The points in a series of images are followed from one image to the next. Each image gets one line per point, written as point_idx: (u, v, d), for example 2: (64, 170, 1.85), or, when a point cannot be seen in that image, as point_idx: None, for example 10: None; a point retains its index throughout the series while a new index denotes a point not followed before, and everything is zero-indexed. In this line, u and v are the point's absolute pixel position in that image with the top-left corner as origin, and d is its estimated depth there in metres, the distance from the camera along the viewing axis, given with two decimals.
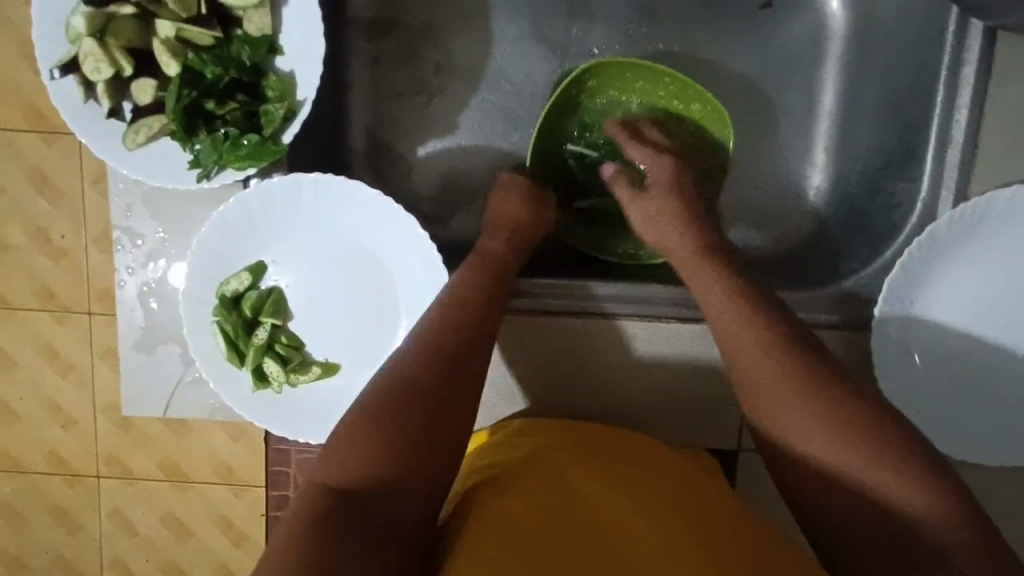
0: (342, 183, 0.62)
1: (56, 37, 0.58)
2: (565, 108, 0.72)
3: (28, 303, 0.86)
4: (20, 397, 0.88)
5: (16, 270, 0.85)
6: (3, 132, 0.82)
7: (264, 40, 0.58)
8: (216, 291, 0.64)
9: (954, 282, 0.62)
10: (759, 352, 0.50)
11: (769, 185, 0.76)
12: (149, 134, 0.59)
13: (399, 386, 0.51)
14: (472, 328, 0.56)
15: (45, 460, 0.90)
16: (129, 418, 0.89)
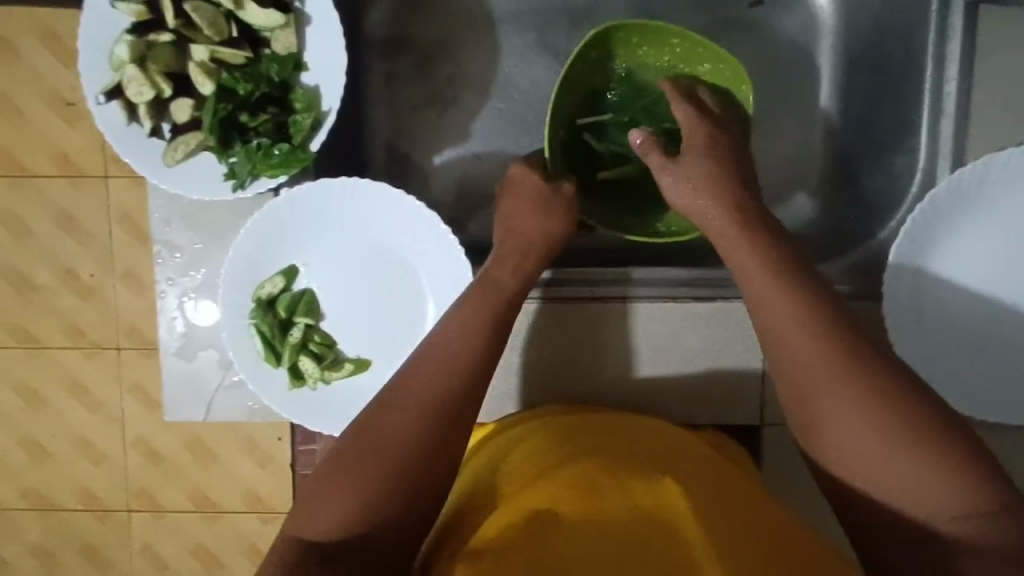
0: (367, 185, 0.66)
1: (100, 66, 0.63)
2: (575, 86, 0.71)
3: (57, 340, 0.91)
4: (52, 436, 0.93)
5: (43, 309, 0.91)
6: (35, 178, 0.89)
7: (290, 57, 0.63)
8: (252, 295, 0.67)
9: (964, 242, 0.64)
10: (800, 326, 0.50)
11: (798, 158, 0.77)
12: (187, 150, 0.63)
13: (389, 419, 0.51)
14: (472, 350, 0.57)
15: (77, 497, 0.94)
16: (157, 452, 0.92)
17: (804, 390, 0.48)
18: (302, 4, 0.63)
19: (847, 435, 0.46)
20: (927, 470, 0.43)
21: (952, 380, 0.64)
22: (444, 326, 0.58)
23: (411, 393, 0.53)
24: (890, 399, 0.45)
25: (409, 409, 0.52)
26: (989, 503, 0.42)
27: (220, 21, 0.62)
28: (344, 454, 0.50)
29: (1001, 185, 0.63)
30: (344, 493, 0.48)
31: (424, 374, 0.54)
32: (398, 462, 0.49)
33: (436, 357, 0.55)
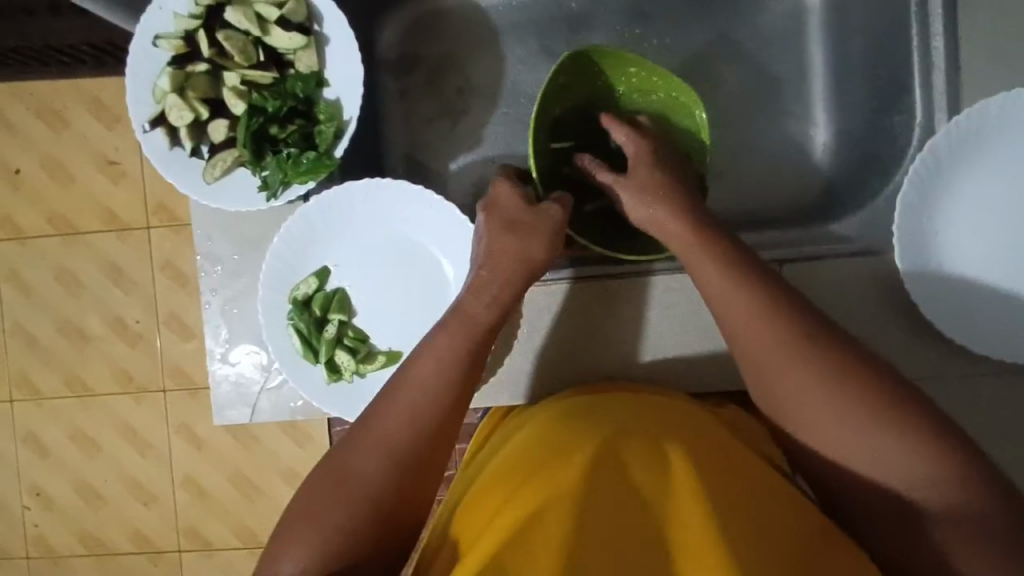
0: (389, 184, 0.72)
1: (144, 98, 0.70)
2: (547, 113, 0.73)
3: (114, 388, 1.30)
4: (108, 481, 1.32)
5: (107, 368, 1.30)
6: (105, 250, 1.28)
7: (313, 75, 0.69)
8: (289, 296, 0.72)
9: (967, 192, 0.66)
10: (757, 320, 0.54)
11: (784, 147, 0.84)
12: (225, 166, 0.69)
13: (359, 456, 0.53)
14: (443, 379, 0.56)
15: (132, 538, 1.33)
16: (204, 494, 1.30)
17: (776, 385, 0.53)
18: (321, 27, 0.70)
19: (836, 398, 0.50)
20: (895, 446, 0.48)
21: (979, 328, 0.63)
22: (414, 364, 0.57)
23: (379, 435, 0.54)
24: (856, 386, 0.50)
25: (378, 451, 0.53)
26: (961, 467, 0.47)
27: (249, 47, 0.70)
28: (317, 486, 0.52)
29: (998, 134, 0.64)
30: (318, 522, 0.50)
31: (394, 415, 0.55)
32: (370, 505, 0.51)
33: (404, 398, 0.55)
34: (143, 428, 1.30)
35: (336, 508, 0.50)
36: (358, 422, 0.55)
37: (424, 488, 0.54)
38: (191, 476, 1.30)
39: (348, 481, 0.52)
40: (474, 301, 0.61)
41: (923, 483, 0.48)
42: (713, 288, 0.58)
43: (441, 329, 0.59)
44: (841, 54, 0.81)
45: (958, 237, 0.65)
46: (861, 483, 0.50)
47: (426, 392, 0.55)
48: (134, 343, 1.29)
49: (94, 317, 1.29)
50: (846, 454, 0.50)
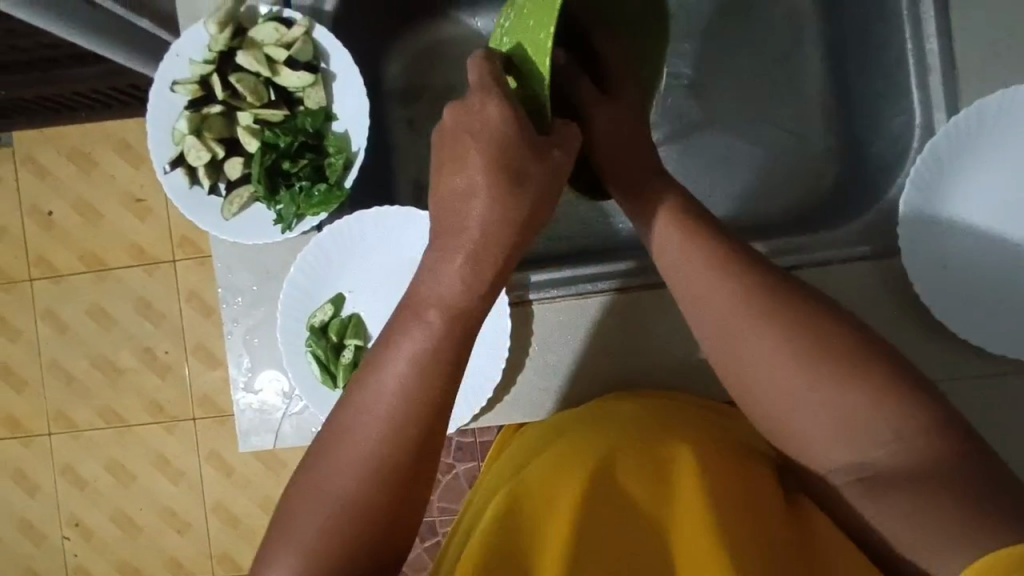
0: (397, 210, 0.74)
1: (164, 141, 0.73)
2: (533, 22, 0.54)
3: (147, 419, 1.34)
4: (143, 511, 1.35)
5: (140, 399, 1.34)
6: (132, 284, 1.33)
7: (321, 111, 0.72)
8: (307, 323, 0.74)
9: (968, 184, 0.65)
10: (719, 281, 0.52)
11: (784, 155, 0.85)
12: (242, 202, 0.72)
13: (342, 456, 0.47)
14: (429, 373, 0.48)
15: (167, 564, 1.35)
16: (234, 519, 1.33)
17: (737, 351, 0.50)
18: (328, 65, 0.73)
19: (800, 353, 0.48)
20: (862, 404, 0.46)
21: (988, 324, 0.63)
22: (386, 364, 0.49)
23: (360, 447, 0.47)
24: (821, 342, 0.48)
25: (359, 452, 0.47)
26: (927, 425, 0.45)
27: (260, 88, 0.74)
28: (300, 488, 0.47)
29: (998, 124, 0.64)
30: (302, 527, 0.45)
31: (371, 425, 0.47)
32: (358, 524, 0.46)
33: (381, 406, 0.47)
34: (174, 457, 1.34)
35: (318, 516, 0.45)
36: (330, 429, 0.49)
37: (414, 489, 0.48)
38: (222, 502, 1.33)
39: (330, 497, 0.46)
40: (448, 281, 0.50)
41: (895, 436, 0.45)
42: (667, 257, 0.56)
43: (421, 317, 0.50)
44: (838, 60, 0.82)
45: (958, 228, 0.65)
46: (827, 446, 0.47)
47: (406, 398, 0.48)
48: (164, 373, 1.33)
49: (125, 350, 1.34)
50: (814, 421, 0.47)
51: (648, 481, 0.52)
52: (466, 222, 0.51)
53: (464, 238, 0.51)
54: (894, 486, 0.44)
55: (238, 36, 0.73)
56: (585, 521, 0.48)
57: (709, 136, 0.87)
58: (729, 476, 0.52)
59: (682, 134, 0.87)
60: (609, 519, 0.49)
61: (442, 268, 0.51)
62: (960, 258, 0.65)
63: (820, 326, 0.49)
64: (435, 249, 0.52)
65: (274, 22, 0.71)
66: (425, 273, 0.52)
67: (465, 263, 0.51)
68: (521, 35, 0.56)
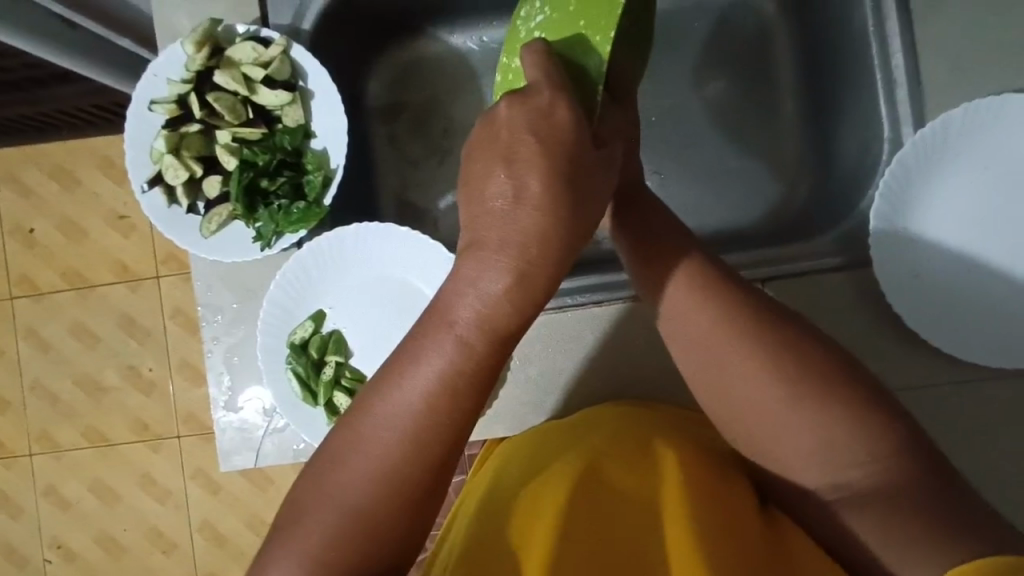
0: (376, 228, 0.74)
1: (142, 160, 0.73)
2: (584, 15, 0.49)
3: (131, 437, 1.32)
4: (128, 531, 1.33)
5: (124, 418, 1.32)
6: (115, 300, 1.32)
7: (300, 128, 0.73)
8: (287, 341, 0.74)
9: (934, 202, 0.67)
10: (697, 293, 0.52)
11: (758, 165, 0.87)
12: (220, 220, 0.72)
13: (357, 469, 0.44)
14: (453, 391, 0.44)
15: None
16: (220, 538, 1.31)
17: (715, 370, 0.50)
18: (306, 83, 0.73)
19: (789, 370, 0.49)
20: (840, 423, 0.47)
21: (962, 333, 0.64)
22: (409, 377, 0.45)
23: (375, 458, 0.44)
24: (802, 363, 0.49)
25: (373, 465, 0.44)
26: (895, 446, 0.46)
27: (238, 106, 0.73)
28: (308, 496, 0.45)
29: (963, 144, 0.66)
30: (310, 536, 0.43)
31: (387, 436, 0.44)
32: (366, 534, 0.43)
33: (394, 419, 0.45)
34: (159, 476, 1.32)
35: (323, 524, 0.43)
36: (338, 440, 0.46)
37: (427, 505, 0.46)
38: (208, 522, 1.31)
39: (333, 512, 0.44)
40: (484, 293, 0.43)
41: (866, 457, 0.46)
42: (632, 264, 0.55)
43: (453, 333, 0.44)
44: (809, 74, 0.84)
45: (923, 245, 0.66)
46: (804, 465, 0.48)
47: (425, 416, 0.44)
48: (149, 390, 1.32)
49: (110, 368, 1.32)
50: (798, 435, 0.48)
51: (633, 485, 0.53)
52: (514, 232, 0.43)
53: (510, 253, 0.43)
54: (876, 500, 0.45)
55: (216, 56, 0.73)
56: (566, 532, 0.48)
57: (693, 146, 0.88)
58: (716, 490, 0.51)
59: (660, 146, 0.88)
60: (588, 531, 0.49)
61: (486, 287, 0.43)
62: (926, 271, 0.66)
63: (796, 347, 0.49)
64: (477, 262, 0.43)
65: (252, 42, 0.72)
66: (462, 286, 0.44)
67: (511, 286, 0.43)
68: (565, 25, 0.49)
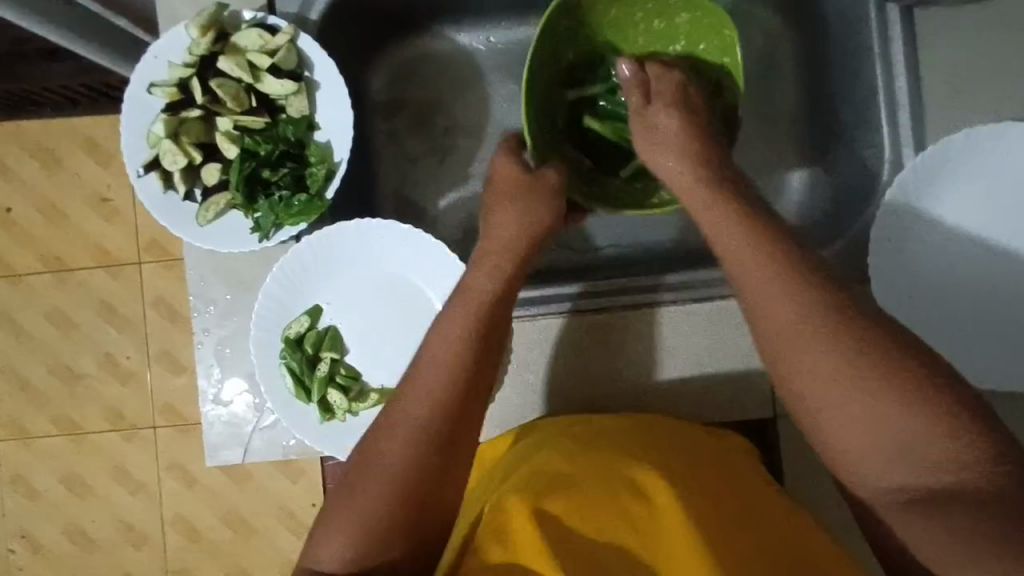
0: (378, 224, 0.73)
1: (138, 144, 0.71)
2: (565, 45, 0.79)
3: (106, 427, 1.29)
4: (98, 523, 1.30)
5: (99, 406, 1.29)
6: (95, 285, 1.28)
7: (304, 120, 0.72)
8: (282, 335, 0.73)
9: (942, 205, 0.69)
10: (791, 284, 0.55)
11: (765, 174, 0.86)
12: (218, 209, 0.70)
13: (390, 442, 0.58)
14: (457, 357, 0.61)
15: None
16: (194, 534, 1.28)
17: (789, 363, 0.53)
18: (311, 73, 0.72)
19: (880, 367, 0.50)
20: (920, 425, 0.49)
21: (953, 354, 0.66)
22: (425, 360, 0.61)
23: (404, 431, 0.58)
24: (891, 363, 0.50)
25: (402, 437, 0.57)
26: (981, 455, 0.48)
27: (242, 94, 0.72)
28: (351, 481, 0.57)
29: (982, 155, 0.67)
30: (357, 509, 0.55)
31: (414, 410, 0.59)
32: (408, 489, 0.56)
33: (418, 394, 0.59)
34: (133, 467, 1.29)
35: (368, 497, 0.55)
36: (374, 429, 0.59)
37: (447, 457, 0.58)
38: (182, 516, 1.28)
39: (369, 462, 0.57)
40: (480, 281, 0.66)
41: (947, 461, 0.48)
42: (735, 258, 0.58)
43: (450, 313, 0.63)
44: (812, 91, 0.85)
45: (922, 244, 0.69)
46: (882, 466, 0.50)
47: (439, 383, 0.60)
48: (126, 379, 1.29)
49: (86, 356, 1.29)
50: (878, 435, 0.49)
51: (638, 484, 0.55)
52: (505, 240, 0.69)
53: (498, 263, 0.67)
54: (948, 505, 0.47)
55: (221, 41, 0.71)
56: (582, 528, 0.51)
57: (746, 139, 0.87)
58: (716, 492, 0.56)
59: None
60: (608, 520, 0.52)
61: (477, 283, 0.66)
62: (919, 283, 0.68)
63: (885, 351, 0.51)
64: (471, 272, 0.66)
65: (258, 29, 0.70)
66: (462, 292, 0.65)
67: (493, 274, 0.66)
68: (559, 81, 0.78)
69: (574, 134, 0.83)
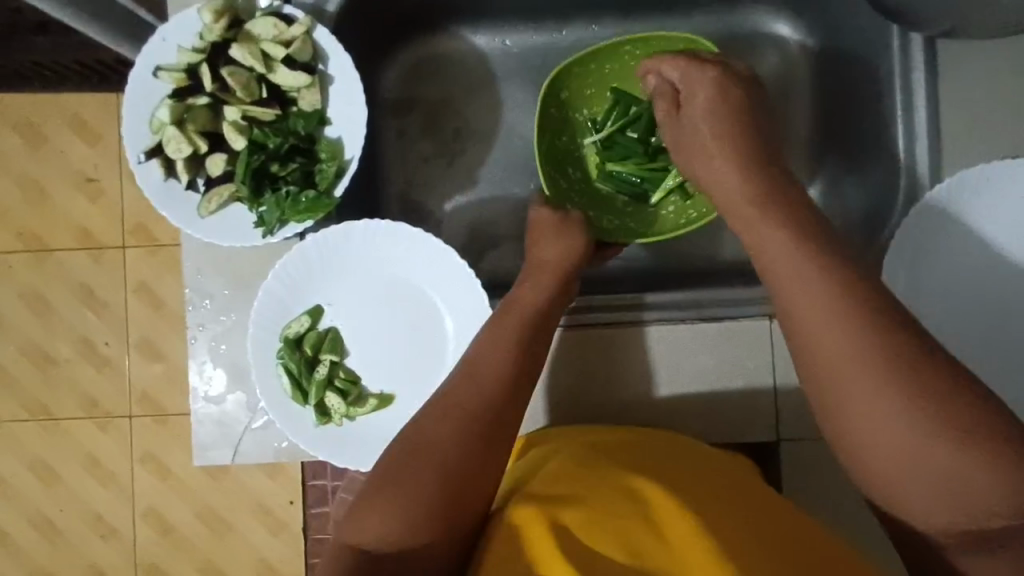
0: (385, 226, 0.71)
1: (141, 129, 0.69)
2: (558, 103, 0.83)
3: (79, 415, 1.24)
4: (65, 514, 1.25)
5: (72, 393, 1.24)
6: (75, 267, 1.24)
7: (315, 114, 0.69)
8: (280, 335, 0.70)
9: (961, 232, 0.69)
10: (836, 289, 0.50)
11: None
12: (221, 201, 0.68)
13: (436, 429, 0.58)
14: (509, 358, 0.63)
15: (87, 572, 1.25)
16: (166, 528, 1.24)
17: (834, 387, 0.49)
18: (326, 67, 0.70)
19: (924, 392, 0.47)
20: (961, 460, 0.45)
21: None
22: (479, 357, 0.63)
23: (450, 419, 0.59)
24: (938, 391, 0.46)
25: (450, 424, 0.58)
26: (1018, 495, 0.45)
27: (253, 83, 0.69)
28: (396, 465, 0.56)
29: (1004, 186, 0.68)
30: (399, 492, 0.54)
31: (465, 400, 0.60)
32: (447, 476, 0.56)
33: (466, 386, 0.61)
34: (106, 457, 1.25)
35: (413, 478, 0.55)
36: (422, 417, 0.60)
37: (489, 453, 0.58)
38: (155, 509, 1.24)
39: (417, 448, 0.57)
40: (531, 293, 0.68)
41: (982, 496, 0.45)
42: (778, 262, 0.54)
43: (498, 317, 0.66)
44: (825, 116, 0.85)
45: (936, 268, 0.69)
46: (916, 496, 0.47)
47: (491, 379, 0.61)
48: (102, 366, 1.24)
49: (62, 340, 1.24)
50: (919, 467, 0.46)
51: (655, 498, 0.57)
52: (550, 261, 0.72)
53: (546, 276, 0.70)
54: None
55: (234, 28, 0.69)
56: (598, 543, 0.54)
57: None
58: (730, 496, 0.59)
59: None
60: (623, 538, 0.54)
61: (527, 294, 0.68)
62: (929, 317, 0.70)
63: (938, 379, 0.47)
64: (524, 282, 0.70)
65: (274, 17, 0.68)
66: (518, 298, 0.68)
67: (541, 285, 0.69)
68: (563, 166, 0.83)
69: (587, 187, 0.85)
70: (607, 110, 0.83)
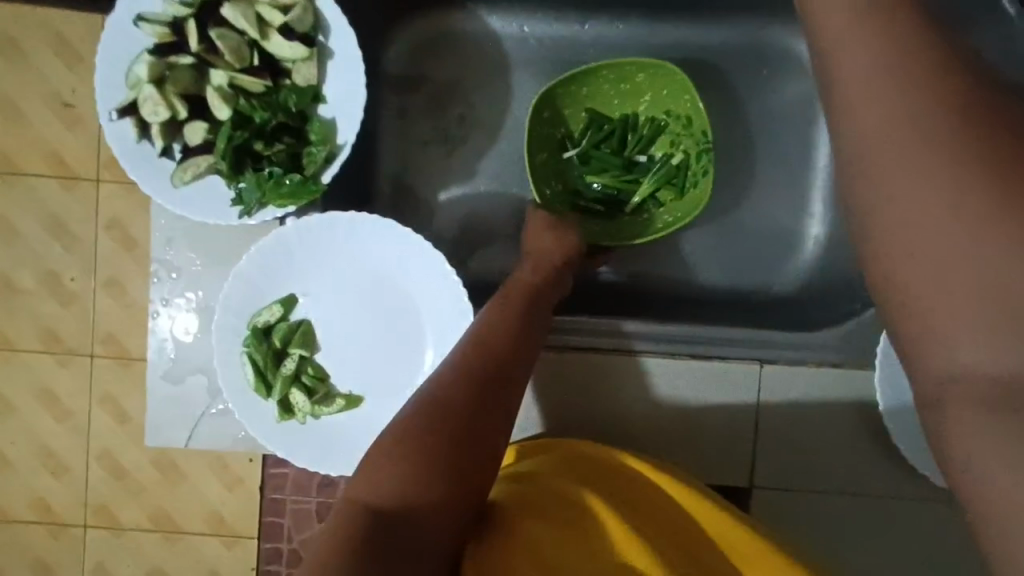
0: (373, 221, 0.66)
1: (115, 82, 0.62)
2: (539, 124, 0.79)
3: (31, 345, 1.00)
4: (13, 445, 1.01)
5: (23, 316, 1.00)
6: (28, 176, 1.00)
7: (309, 89, 0.64)
8: (249, 323, 0.66)
9: None
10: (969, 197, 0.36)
11: (776, 231, 0.84)
12: (197, 172, 0.63)
13: (443, 385, 0.58)
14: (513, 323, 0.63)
15: (31, 505, 1.02)
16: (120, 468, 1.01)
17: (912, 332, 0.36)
18: (326, 39, 0.64)
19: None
20: None
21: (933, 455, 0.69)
22: (484, 322, 0.64)
23: (456, 378, 0.58)
24: None
25: (455, 382, 0.58)
26: None
27: (243, 49, 0.64)
28: (403, 420, 0.55)
29: None
30: (404, 441, 0.53)
31: (471, 358, 0.60)
32: (451, 433, 0.54)
33: (470, 348, 0.61)
34: (66, 394, 1.01)
35: (418, 430, 0.54)
36: (430, 378, 0.59)
37: (491, 417, 0.57)
38: (109, 452, 1.01)
39: (418, 413, 0.55)
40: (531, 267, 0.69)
41: None
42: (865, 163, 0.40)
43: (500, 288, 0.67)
44: None
45: None
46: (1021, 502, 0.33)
47: (496, 340, 0.61)
48: (68, 303, 1.00)
49: (26, 267, 1.00)
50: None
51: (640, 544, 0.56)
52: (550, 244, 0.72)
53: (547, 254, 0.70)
54: None
55: None
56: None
57: (767, 194, 0.84)
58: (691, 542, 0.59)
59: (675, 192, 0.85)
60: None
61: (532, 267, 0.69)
62: None
63: None
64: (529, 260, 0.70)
65: None
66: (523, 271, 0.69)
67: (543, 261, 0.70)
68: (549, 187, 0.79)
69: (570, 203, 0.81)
70: (582, 130, 0.81)
